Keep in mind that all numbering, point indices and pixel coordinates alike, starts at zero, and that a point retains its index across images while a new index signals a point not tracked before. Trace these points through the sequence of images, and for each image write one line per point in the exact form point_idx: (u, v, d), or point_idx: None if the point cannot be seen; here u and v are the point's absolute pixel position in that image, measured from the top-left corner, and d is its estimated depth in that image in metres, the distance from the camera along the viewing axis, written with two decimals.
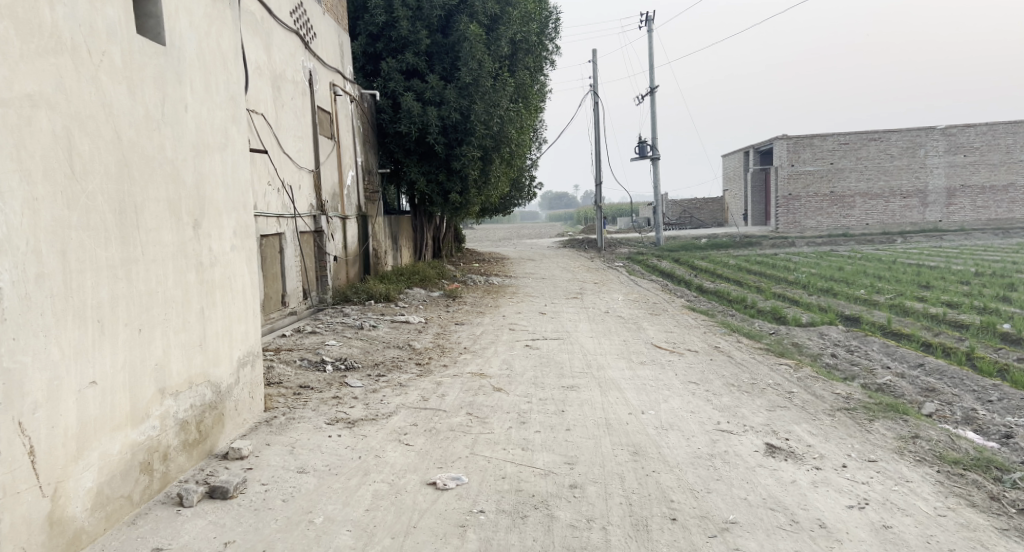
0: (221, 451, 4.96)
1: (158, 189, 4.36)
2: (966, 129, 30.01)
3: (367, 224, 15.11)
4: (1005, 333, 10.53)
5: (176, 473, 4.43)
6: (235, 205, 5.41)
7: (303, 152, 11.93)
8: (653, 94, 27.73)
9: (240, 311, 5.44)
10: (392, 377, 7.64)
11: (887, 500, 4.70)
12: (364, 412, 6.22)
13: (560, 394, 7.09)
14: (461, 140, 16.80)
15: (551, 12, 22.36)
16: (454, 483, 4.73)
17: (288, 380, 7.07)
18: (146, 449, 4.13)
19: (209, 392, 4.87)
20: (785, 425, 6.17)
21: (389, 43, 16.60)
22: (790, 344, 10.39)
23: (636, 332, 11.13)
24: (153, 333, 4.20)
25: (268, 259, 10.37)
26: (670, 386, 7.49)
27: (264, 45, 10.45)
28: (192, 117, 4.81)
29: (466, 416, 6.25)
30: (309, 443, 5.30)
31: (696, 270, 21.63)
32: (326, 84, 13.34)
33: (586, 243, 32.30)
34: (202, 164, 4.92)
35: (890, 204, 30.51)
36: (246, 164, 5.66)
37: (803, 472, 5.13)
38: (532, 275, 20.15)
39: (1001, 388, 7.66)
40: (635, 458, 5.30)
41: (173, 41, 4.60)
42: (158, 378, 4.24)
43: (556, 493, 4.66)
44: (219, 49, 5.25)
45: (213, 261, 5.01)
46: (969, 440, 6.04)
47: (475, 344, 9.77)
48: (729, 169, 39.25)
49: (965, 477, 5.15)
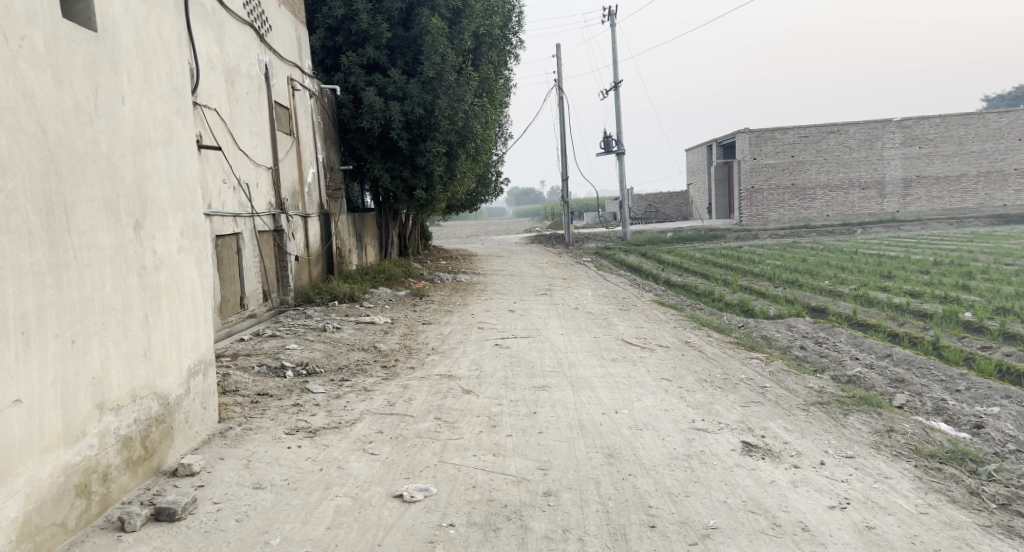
0: (170, 466, 4.65)
1: (93, 188, 4.05)
2: (921, 121, 30.50)
3: (329, 223, 14.72)
4: (969, 322, 10.54)
5: (118, 493, 4.12)
6: (181, 204, 5.09)
7: (260, 149, 11.55)
8: (617, 88, 27.63)
9: (189, 317, 5.12)
10: (356, 381, 7.34)
11: (868, 499, 4.55)
12: (327, 420, 5.92)
13: (531, 395, 6.87)
14: (425, 135, 16.51)
15: (514, 6, 22.12)
16: (422, 495, 4.47)
17: (245, 387, 6.74)
18: (83, 471, 3.82)
19: (156, 404, 4.56)
20: (760, 422, 6.01)
21: (349, 37, 16.25)
22: (760, 337, 10.30)
23: (607, 328, 10.96)
24: (89, 343, 3.88)
25: (225, 260, 9.98)
26: (643, 384, 7.31)
27: (216, 37, 10.06)
28: (130, 111, 4.48)
29: (434, 421, 5.99)
30: (267, 455, 5.00)
31: (664, 263, 21.57)
32: (284, 78, 12.96)
33: (554, 238, 32.12)
34: (142, 162, 4.59)
35: (849, 196, 30.91)
36: (193, 159, 5.34)
37: (781, 471, 4.96)
38: (500, 271, 19.93)
39: (968, 377, 7.61)
40: (611, 461, 5.10)
41: (105, 27, 4.27)
42: (96, 392, 3.92)
43: (528, 502, 4.43)
44: (160, 38, 4.93)
45: (159, 265, 4.69)
46: (942, 432, 5.93)
47: (442, 345, 9.50)
48: (693, 162, 39.37)
49: (943, 472, 5.01)
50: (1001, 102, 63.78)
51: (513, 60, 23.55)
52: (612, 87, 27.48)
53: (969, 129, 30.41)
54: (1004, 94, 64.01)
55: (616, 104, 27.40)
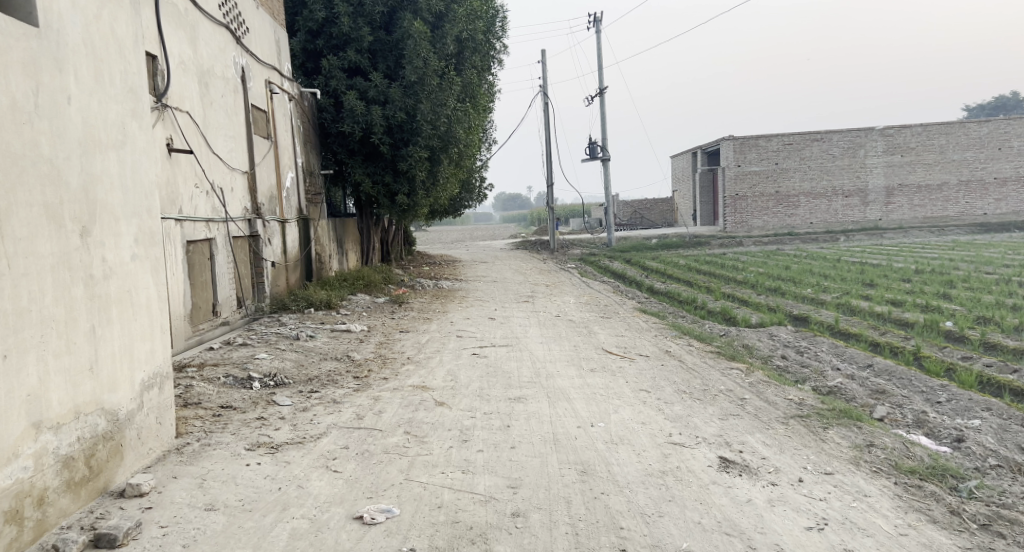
0: (119, 486, 4.41)
1: (31, 191, 3.83)
2: (902, 130, 30.63)
3: (308, 228, 14.45)
4: (950, 332, 10.41)
5: (56, 518, 3.90)
6: (136, 210, 4.86)
7: (235, 152, 11.29)
8: (602, 94, 27.50)
9: (144, 327, 4.88)
10: (326, 392, 7.11)
11: (847, 519, 4.36)
12: (291, 435, 5.69)
13: (506, 407, 6.66)
14: (407, 140, 16.29)
15: (498, 11, 21.95)
16: (383, 517, 4.27)
17: (208, 399, 6.50)
18: (14, 495, 3.60)
19: (104, 421, 4.32)
20: (739, 436, 5.81)
21: (330, 40, 16.02)
22: (741, 346, 10.15)
23: (588, 336, 10.78)
24: (23, 359, 3.67)
25: (196, 266, 9.70)
26: (620, 396, 7.11)
27: (189, 38, 9.82)
28: (77, 112, 4.26)
29: (403, 435, 5.77)
30: (223, 474, 4.77)
31: (649, 270, 21.44)
32: (261, 81, 12.71)
33: (540, 245, 31.88)
34: (90, 166, 4.36)
35: (831, 203, 30.94)
36: (150, 163, 5.10)
37: (758, 488, 4.76)
38: (483, 277, 19.70)
39: (949, 389, 7.44)
40: (583, 479, 4.90)
41: (48, 23, 4.04)
42: (32, 410, 3.70)
43: (494, 524, 4.23)
44: (114, 35, 4.70)
45: (109, 273, 4.46)
46: (923, 446, 5.72)
47: (418, 354, 9.28)
48: (678, 169, 39.31)
49: (923, 490, 4.81)
50: (982, 112, 64.41)
51: (498, 65, 23.39)
52: (598, 93, 27.40)
53: (950, 138, 30.54)
54: (984, 104, 64.59)
55: (601, 111, 27.30)
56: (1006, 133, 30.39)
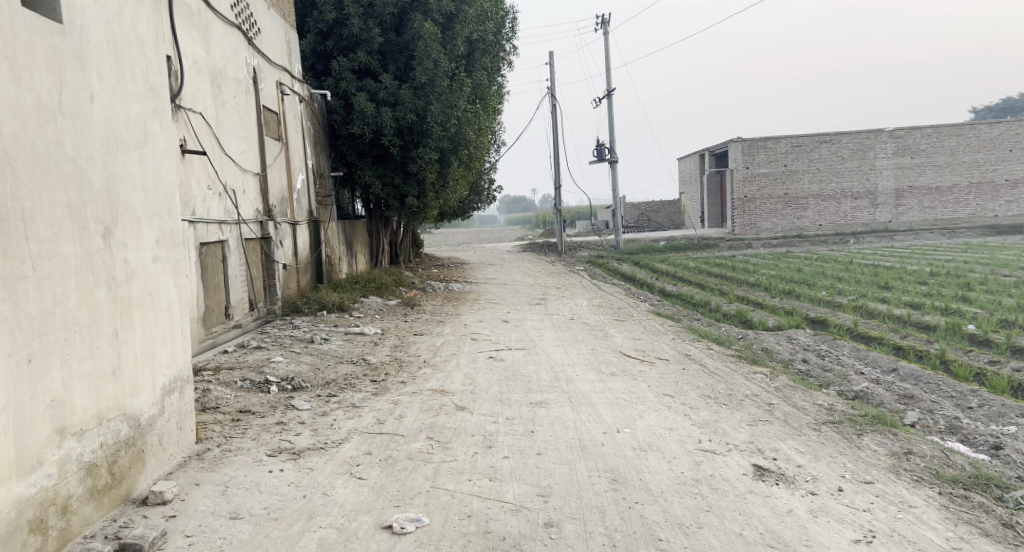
0: (140, 494, 4.30)
1: (55, 191, 3.72)
2: (912, 131, 30.46)
3: (318, 230, 14.37)
4: (974, 335, 10.25)
5: (80, 527, 3.78)
6: (157, 211, 4.75)
7: (247, 153, 11.19)
8: (610, 96, 27.37)
9: (165, 331, 4.77)
10: (345, 396, 6.99)
11: (895, 532, 4.22)
12: (313, 440, 5.57)
13: (529, 412, 6.54)
14: (417, 142, 16.18)
15: (507, 12, 21.87)
16: (413, 526, 4.15)
17: (226, 404, 6.38)
18: (39, 504, 3.48)
19: (126, 427, 4.21)
20: (771, 443, 5.67)
21: (340, 41, 15.93)
22: (761, 349, 10.03)
23: (604, 339, 10.65)
24: (47, 363, 3.56)
25: (209, 268, 9.59)
26: (644, 400, 6.98)
27: (202, 39, 9.73)
28: (100, 110, 4.15)
29: (427, 441, 5.65)
30: (246, 481, 4.65)
31: (659, 272, 21.30)
32: (272, 83, 12.63)
33: (547, 248, 31.73)
34: (113, 165, 4.25)
35: (841, 205, 30.77)
36: (171, 164, 5.00)
37: (798, 498, 4.62)
38: (493, 280, 19.53)
39: (980, 394, 7.28)
40: (614, 487, 4.78)
41: (72, 19, 3.93)
42: (55, 416, 3.59)
43: (528, 534, 4.13)
44: (136, 33, 4.60)
45: (130, 276, 4.34)
46: (961, 454, 5.59)
47: (435, 357, 9.17)
48: (686, 170, 39.17)
49: (970, 501, 4.67)
50: (989, 113, 64.29)
51: (506, 66, 23.31)
52: (606, 95, 27.29)
53: (961, 139, 30.33)
54: (991, 106, 64.43)
55: (609, 112, 27.18)
56: (1018, 135, 30.13)
